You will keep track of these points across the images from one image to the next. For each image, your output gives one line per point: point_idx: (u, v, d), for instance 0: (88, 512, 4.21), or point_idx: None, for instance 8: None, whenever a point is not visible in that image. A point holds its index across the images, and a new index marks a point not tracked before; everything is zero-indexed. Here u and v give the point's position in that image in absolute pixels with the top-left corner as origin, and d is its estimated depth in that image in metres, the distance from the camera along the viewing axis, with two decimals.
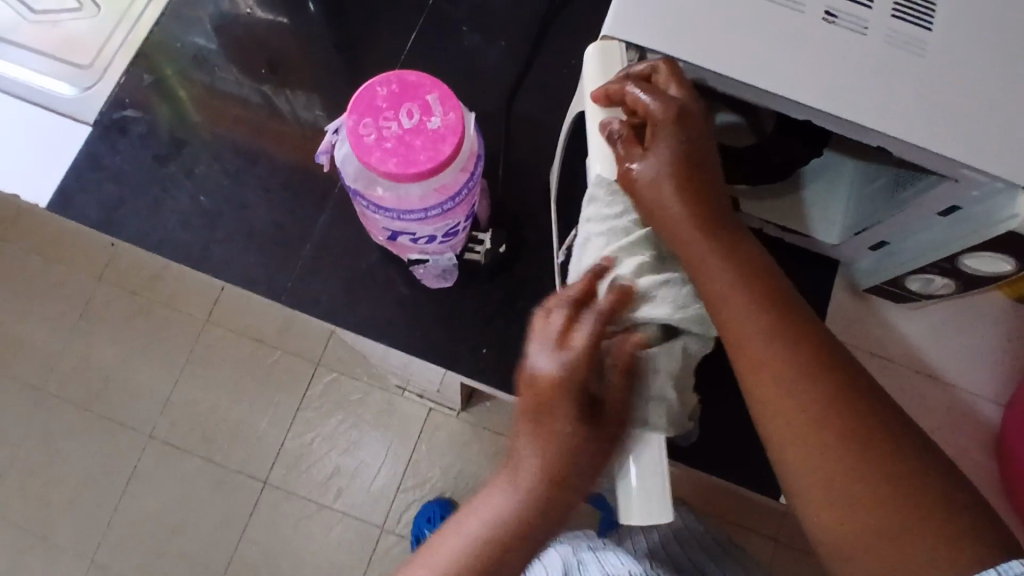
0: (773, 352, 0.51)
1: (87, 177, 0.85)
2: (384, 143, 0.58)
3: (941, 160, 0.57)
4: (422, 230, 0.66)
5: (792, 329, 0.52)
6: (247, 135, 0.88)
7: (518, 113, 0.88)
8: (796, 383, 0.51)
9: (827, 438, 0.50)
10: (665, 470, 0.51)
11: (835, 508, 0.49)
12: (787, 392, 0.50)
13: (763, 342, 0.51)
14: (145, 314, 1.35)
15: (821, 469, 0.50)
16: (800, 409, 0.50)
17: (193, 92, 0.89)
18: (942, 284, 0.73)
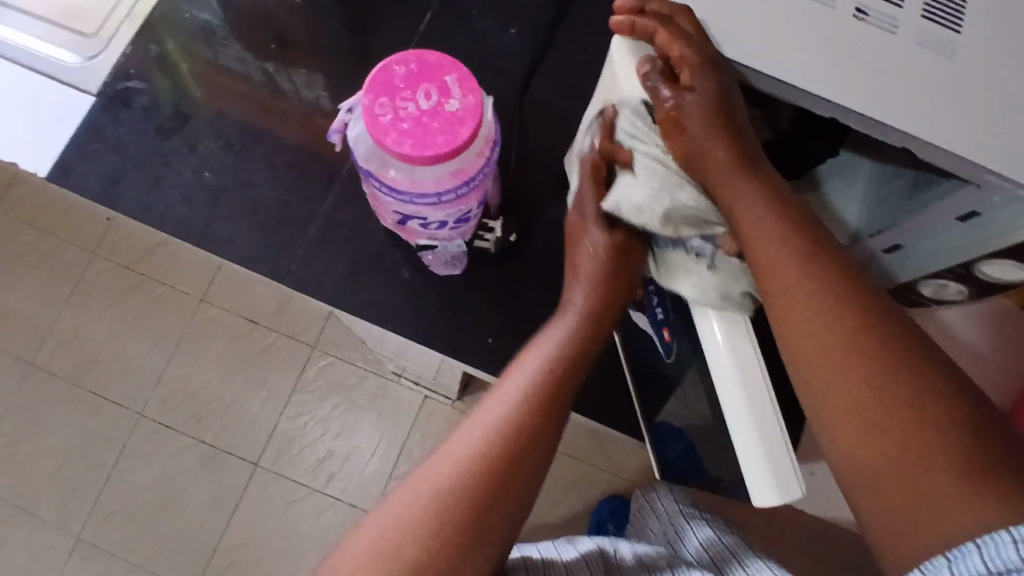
0: (805, 277, 0.51)
1: (89, 148, 0.83)
2: (400, 123, 0.57)
3: (966, 164, 0.56)
4: (434, 215, 0.65)
5: (828, 263, 0.52)
6: (254, 111, 0.86)
7: (531, 101, 0.87)
8: (824, 309, 0.50)
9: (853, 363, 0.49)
10: (778, 408, 0.50)
11: (849, 422, 0.49)
12: (815, 317, 0.50)
13: (791, 264, 0.52)
14: (139, 290, 1.33)
15: (849, 393, 0.48)
16: (824, 336, 0.50)
17: (199, 66, 0.87)
18: (955, 289, 0.72)
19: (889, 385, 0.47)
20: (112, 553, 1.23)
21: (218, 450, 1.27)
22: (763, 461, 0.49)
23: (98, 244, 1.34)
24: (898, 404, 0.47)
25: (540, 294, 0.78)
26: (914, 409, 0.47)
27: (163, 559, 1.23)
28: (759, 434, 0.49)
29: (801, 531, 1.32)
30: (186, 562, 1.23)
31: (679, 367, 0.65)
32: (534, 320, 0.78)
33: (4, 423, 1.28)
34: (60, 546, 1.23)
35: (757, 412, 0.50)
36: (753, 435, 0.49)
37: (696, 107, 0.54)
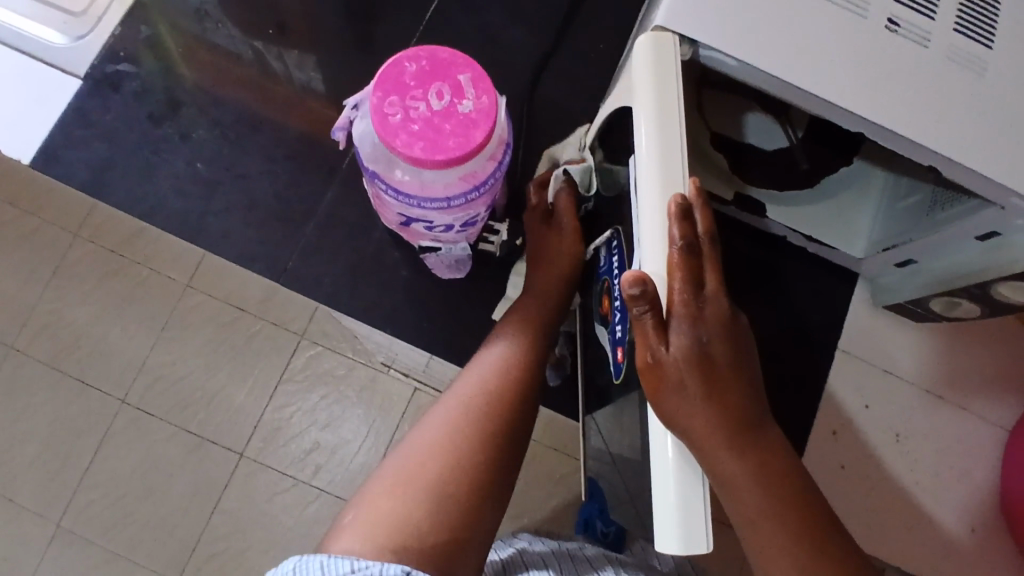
0: (739, 456, 0.43)
1: (76, 132, 0.86)
2: (411, 125, 0.52)
3: (989, 185, 0.55)
4: (440, 218, 0.61)
5: (756, 437, 0.44)
6: (251, 99, 0.88)
7: (540, 100, 0.85)
8: (741, 477, 0.43)
9: (758, 503, 0.44)
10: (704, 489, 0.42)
11: (769, 558, 0.44)
12: (734, 488, 0.43)
13: (721, 447, 0.43)
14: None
15: (754, 529, 0.44)
16: (738, 497, 0.43)
17: (188, 46, 0.88)
18: (968, 308, 0.72)
19: (790, 524, 0.44)
20: None
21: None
22: (675, 509, 0.41)
23: None
24: (804, 549, 0.44)
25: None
26: (823, 550, 0.44)
27: None
28: (683, 492, 0.42)
29: None
30: None
31: (625, 392, 0.56)
32: None
33: None
34: None
35: (686, 458, 0.43)
36: (671, 486, 0.42)
37: (678, 218, 0.44)
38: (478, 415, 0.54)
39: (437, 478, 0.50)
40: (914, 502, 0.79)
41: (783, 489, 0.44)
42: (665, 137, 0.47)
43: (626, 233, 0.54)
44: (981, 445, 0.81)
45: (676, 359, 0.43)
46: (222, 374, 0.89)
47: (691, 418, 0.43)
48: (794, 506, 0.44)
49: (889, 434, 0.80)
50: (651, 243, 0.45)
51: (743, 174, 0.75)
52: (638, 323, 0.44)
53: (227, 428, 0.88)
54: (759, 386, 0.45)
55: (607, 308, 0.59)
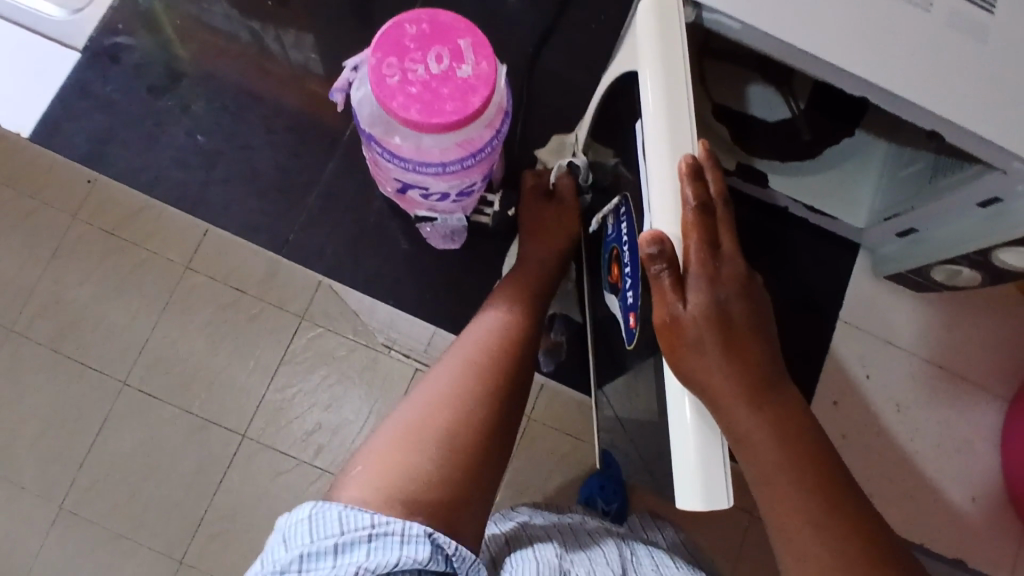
0: (755, 414, 0.43)
1: (75, 105, 0.86)
2: (408, 87, 0.52)
3: (990, 148, 0.55)
4: (436, 185, 0.61)
5: (772, 394, 0.44)
6: (248, 75, 0.87)
7: (542, 72, 0.83)
8: (758, 434, 0.43)
9: (774, 461, 0.44)
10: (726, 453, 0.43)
11: (786, 515, 0.44)
12: (752, 446, 0.43)
13: (738, 404, 0.43)
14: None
15: (771, 488, 0.44)
16: (754, 454, 0.44)
17: (186, 26, 0.88)
18: (969, 276, 0.72)
19: (807, 482, 0.44)
20: None
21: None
22: (695, 471, 0.42)
23: None
24: (821, 507, 0.44)
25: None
26: (841, 510, 0.44)
27: None
28: (702, 451, 0.43)
29: None
30: None
31: (639, 357, 0.57)
32: None
33: None
34: None
35: (705, 420, 0.44)
36: (691, 443, 0.43)
37: (692, 179, 0.44)
38: (483, 370, 0.55)
39: (440, 431, 0.50)
40: (917, 470, 0.79)
41: (799, 447, 0.44)
42: (674, 100, 0.47)
43: (633, 200, 0.54)
44: (981, 414, 0.81)
45: (694, 318, 0.44)
46: (224, 350, 0.89)
47: (709, 378, 0.43)
48: (810, 465, 0.44)
49: (890, 404, 0.81)
50: (664, 203, 0.45)
51: (747, 145, 0.74)
52: (655, 284, 0.44)
53: (223, 406, 0.88)
54: (772, 343, 0.45)
55: (617, 276, 0.59)
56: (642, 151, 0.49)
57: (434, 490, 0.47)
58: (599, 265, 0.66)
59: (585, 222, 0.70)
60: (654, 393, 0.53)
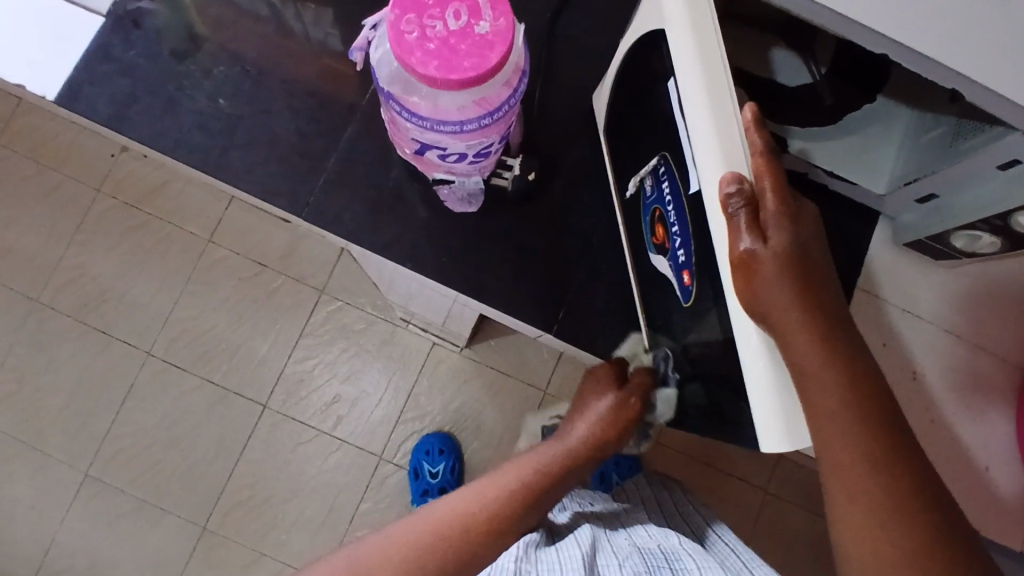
0: (819, 344, 0.48)
1: (97, 69, 0.76)
2: (426, 44, 0.53)
3: (1011, 108, 0.54)
4: (454, 145, 0.62)
5: (832, 330, 0.49)
6: (240, 19, 0.78)
7: (564, 34, 0.80)
8: (820, 361, 0.48)
9: (833, 385, 0.48)
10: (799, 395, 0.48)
11: (834, 433, 0.48)
12: (817, 372, 0.47)
13: (807, 334, 0.48)
14: (158, 221, 1.34)
15: (826, 410, 0.48)
16: (817, 378, 0.48)
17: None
18: (988, 242, 0.72)
19: (856, 408, 0.49)
20: (122, 488, 1.27)
21: (228, 389, 1.31)
22: (777, 409, 0.48)
23: (102, 181, 1.35)
24: (863, 431, 0.49)
25: (575, 242, 0.76)
26: (880, 437, 0.49)
27: (172, 494, 1.28)
28: (778, 392, 0.48)
29: (800, 484, 1.35)
30: (193, 496, 1.28)
31: (698, 313, 0.57)
32: (544, 263, 0.75)
33: (16, 349, 1.31)
34: (68, 482, 1.27)
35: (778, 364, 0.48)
36: (768, 389, 0.48)
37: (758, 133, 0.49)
38: (491, 505, 0.70)
39: (426, 540, 0.67)
40: (932, 438, 0.79)
41: (852, 377, 0.49)
42: (707, 57, 0.50)
43: (672, 157, 0.56)
44: (999, 383, 0.81)
45: (770, 254, 0.48)
46: (249, 327, 1.33)
47: (785, 310, 0.48)
48: (860, 394, 0.49)
49: (906, 372, 0.80)
50: (712, 164, 0.49)
51: (768, 112, 0.74)
52: (732, 224, 0.48)
53: (246, 378, 1.31)
54: (833, 295, 0.51)
55: (663, 236, 0.61)
56: (681, 109, 0.52)
57: (403, 560, 0.66)
58: (635, 226, 0.68)
59: (618, 183, 0.72)
60: (723, 346, 0.54)
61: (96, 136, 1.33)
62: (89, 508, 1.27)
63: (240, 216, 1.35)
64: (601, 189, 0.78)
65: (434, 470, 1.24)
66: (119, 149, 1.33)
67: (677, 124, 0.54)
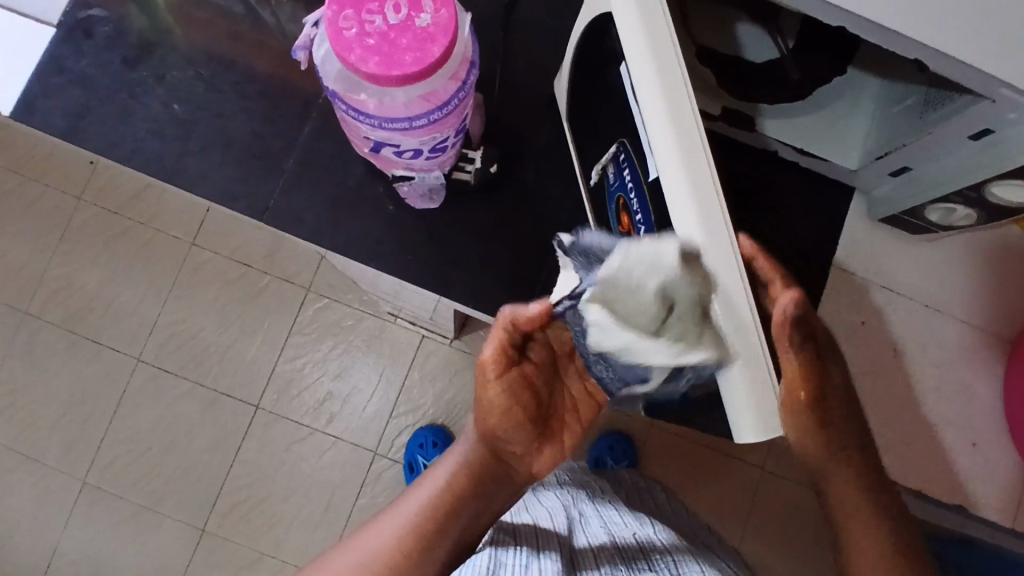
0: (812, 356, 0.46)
1: (50, 81, 0.74)
2: (366, 39, 0.51)
3: (978, 76, 0.52)
4: (407, 141, 0.60)
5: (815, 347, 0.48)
6: (193, 17, 0.77)
7: (522, 19, 0.78)
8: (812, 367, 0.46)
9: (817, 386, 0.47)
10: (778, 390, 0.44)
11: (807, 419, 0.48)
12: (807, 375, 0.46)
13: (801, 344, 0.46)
14: (139, 228, 1.33)
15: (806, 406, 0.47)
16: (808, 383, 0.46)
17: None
18: (964, 215, 0.70)
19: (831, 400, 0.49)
20: (120, 495, 1.28)
21: (220, 391, 1.31)
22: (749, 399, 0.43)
23: (82, 190, 1.34)
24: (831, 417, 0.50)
25: (545, 232, 0.75)
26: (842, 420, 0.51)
27: (170, 498, 1.28)
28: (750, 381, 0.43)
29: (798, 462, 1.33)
30: (190, 500, 1.28)
31: None
32: (512, 255, 0.74)
33: (6, 362, 1.31)
34: (66, 492, 1.27)
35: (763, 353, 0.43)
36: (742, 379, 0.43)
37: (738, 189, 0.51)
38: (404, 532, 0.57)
39: None
40: (919, 414, 0.78)
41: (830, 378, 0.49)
42: (659, 51, 0.48)
43: (631, 142, 0.54)
44: (983, 354, 0.80)
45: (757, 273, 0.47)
46: (236, 330, 1.32)
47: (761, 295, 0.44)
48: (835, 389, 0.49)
49: (885, 350, 0.79)
50: (671, 158, 0.46)
51: (732, 88, 0.72)
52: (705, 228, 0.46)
53: (238, 380, 1.31)
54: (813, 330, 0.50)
55: (626, 225, 0.58)
56: (637, 105, 0.49)
57: None
58: (602, 216, 0.66)
59: (582, 168, 0.69)
60: None
61: (68, 148, 1.31)
62: (91, 517, 1.27)
63: (220, 219, 1.33)
64: (567, 177, 0.76)
65: (429, 463, 1.24)
66: (91, 160, 1.31)
67: (635, 118, 0.51)
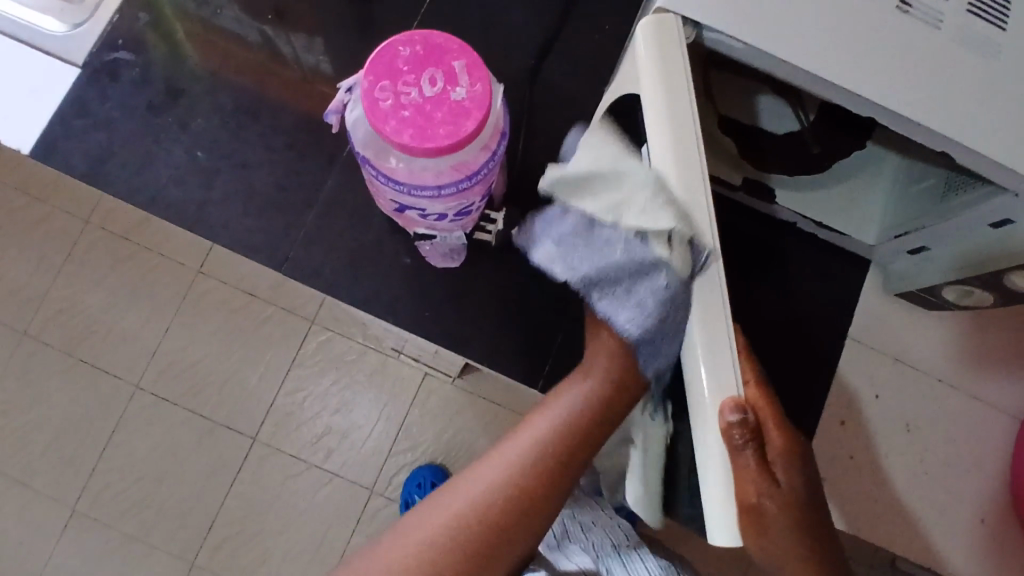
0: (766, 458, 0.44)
1: (75, 126, 0.81)
2: (401, 111, 0.51)
3: (1009, 173, 0.51)
4: (433, 206, 0.61)
5: (782, 448, 0.45)
6: (250, 82, 0.85)
7: (541, 90, 0.84)
8: (759, 469, 0.44)
9: (771, 492, 0.44)
10: (728, 488, 0.43)
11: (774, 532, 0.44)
12: (753, 478, 0.43)
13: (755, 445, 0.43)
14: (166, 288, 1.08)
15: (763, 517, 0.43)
16: (753, 487, 0.43)
17: (226, 56, 0.86)
18: (980, 296, 0.71)
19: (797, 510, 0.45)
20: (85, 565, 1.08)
21: (73, 508, 1.09)
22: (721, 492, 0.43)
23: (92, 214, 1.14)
24: (796, 532, 0.45)
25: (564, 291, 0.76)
26: (810, 533, 0.46)
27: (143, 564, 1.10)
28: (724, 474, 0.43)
29: None
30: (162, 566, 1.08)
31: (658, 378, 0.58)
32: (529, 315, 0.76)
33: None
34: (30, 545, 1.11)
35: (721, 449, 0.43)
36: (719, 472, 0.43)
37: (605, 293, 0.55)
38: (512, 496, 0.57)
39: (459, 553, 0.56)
40: (927, 488, 0.78)
41: (796, 486, 0.46)
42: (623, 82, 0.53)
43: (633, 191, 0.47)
44: (995, 433, 0.80)
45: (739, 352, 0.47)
46: (239, 357, 1.13)
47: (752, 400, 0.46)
48: (801, 499, 0.46)
49: (899, 424, 0.79)
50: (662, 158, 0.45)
51: (752, 159, 0.72)
52: None
53: (240, 410, 1.12)
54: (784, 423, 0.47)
55: None
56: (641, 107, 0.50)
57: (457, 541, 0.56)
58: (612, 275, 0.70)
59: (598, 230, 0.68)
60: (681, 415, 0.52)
61: (31, 161, 1.09)
62: (64, 562, 1.08)
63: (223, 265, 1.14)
64: None
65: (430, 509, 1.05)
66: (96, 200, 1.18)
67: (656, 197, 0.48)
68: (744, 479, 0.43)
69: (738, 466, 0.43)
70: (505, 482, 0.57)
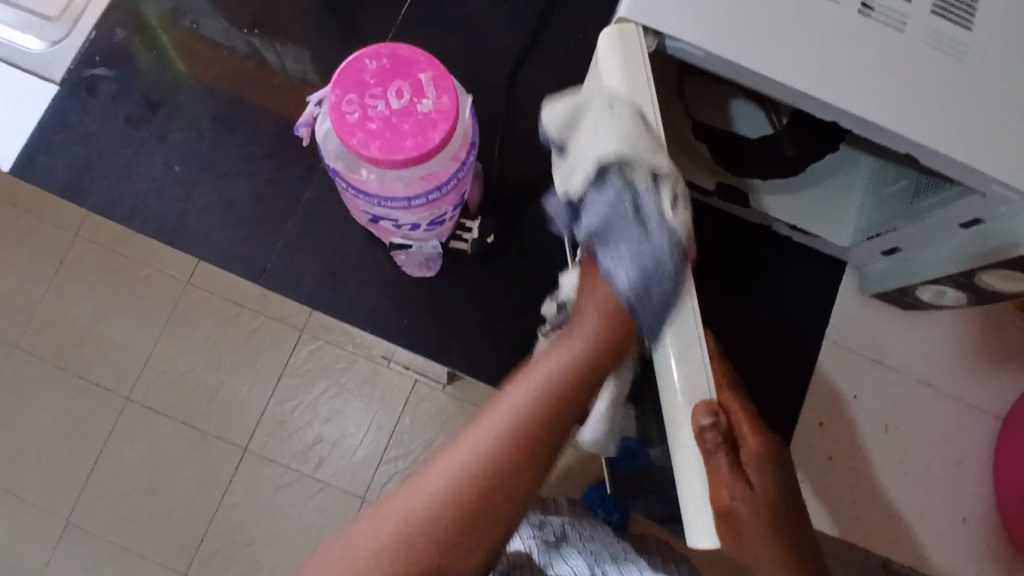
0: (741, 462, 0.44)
1: (54, 139, 0.83)
2: (368, 124, 0.52)
3: (971, 173, 0.52)
4: (405, 217, 0.61)
5: (758, 453, 0.45)
6: (231, 91, 0.85)
7: (519, 98, 0.84)
8: (732, 474, 0.43)
9: (748, 497, 0.43)
10: (701, 493, 0.43)
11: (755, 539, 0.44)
12: (727, 483, 0.43)
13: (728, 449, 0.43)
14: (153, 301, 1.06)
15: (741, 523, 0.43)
16: (727, 491, 0.43)
17: (206, 67, 0.86)
18: (954, 296, 0.71)
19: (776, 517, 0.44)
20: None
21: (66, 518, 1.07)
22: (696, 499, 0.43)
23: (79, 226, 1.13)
24: (777, 540, 0.44)
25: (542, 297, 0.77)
26: (792, 543, 0.45)
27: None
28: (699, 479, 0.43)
29: None
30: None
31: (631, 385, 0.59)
32: (509, 321, 0.76)
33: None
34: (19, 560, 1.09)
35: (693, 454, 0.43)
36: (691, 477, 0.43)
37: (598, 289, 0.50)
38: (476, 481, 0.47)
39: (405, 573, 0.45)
40: (909, 487, 0.79)
41: (775, 492, 0.45)
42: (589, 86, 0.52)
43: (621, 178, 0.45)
44: (976, 431, 0.80)
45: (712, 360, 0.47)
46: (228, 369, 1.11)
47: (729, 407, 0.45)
48: (781, 506, 0.45)
49: (879, 424, 0.80)
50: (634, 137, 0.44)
51: (726, 164, 0.73)
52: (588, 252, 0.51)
53: (229, 421, 1.10)
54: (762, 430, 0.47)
55: None
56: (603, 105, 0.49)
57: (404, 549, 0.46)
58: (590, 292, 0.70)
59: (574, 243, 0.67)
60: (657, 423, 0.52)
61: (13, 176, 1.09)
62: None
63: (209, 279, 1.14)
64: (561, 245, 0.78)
65: None
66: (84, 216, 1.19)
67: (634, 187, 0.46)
68: (717, 482, 0.43)
69: (711, 470, 0.43)
70: (481, 461, 0.47)
